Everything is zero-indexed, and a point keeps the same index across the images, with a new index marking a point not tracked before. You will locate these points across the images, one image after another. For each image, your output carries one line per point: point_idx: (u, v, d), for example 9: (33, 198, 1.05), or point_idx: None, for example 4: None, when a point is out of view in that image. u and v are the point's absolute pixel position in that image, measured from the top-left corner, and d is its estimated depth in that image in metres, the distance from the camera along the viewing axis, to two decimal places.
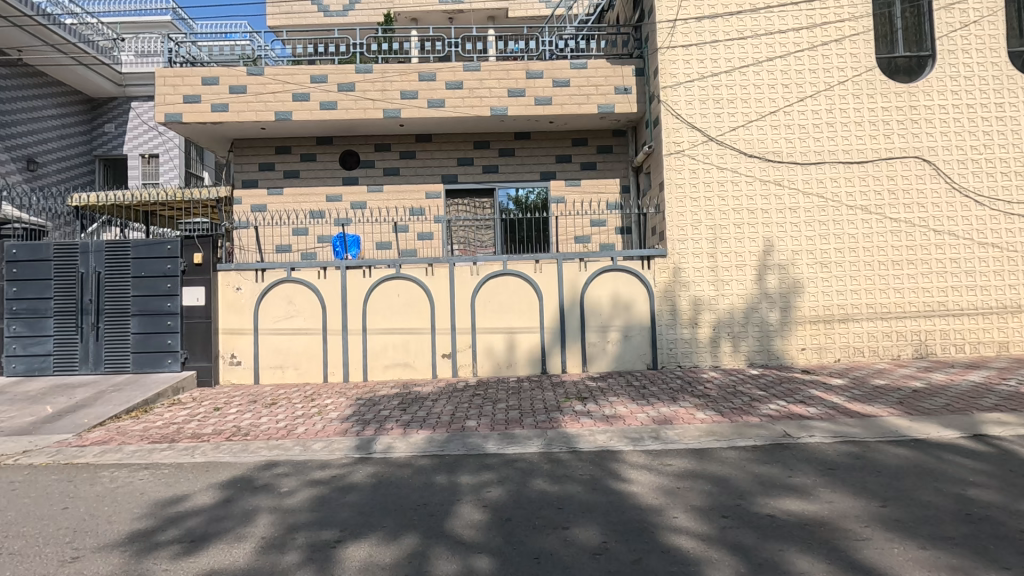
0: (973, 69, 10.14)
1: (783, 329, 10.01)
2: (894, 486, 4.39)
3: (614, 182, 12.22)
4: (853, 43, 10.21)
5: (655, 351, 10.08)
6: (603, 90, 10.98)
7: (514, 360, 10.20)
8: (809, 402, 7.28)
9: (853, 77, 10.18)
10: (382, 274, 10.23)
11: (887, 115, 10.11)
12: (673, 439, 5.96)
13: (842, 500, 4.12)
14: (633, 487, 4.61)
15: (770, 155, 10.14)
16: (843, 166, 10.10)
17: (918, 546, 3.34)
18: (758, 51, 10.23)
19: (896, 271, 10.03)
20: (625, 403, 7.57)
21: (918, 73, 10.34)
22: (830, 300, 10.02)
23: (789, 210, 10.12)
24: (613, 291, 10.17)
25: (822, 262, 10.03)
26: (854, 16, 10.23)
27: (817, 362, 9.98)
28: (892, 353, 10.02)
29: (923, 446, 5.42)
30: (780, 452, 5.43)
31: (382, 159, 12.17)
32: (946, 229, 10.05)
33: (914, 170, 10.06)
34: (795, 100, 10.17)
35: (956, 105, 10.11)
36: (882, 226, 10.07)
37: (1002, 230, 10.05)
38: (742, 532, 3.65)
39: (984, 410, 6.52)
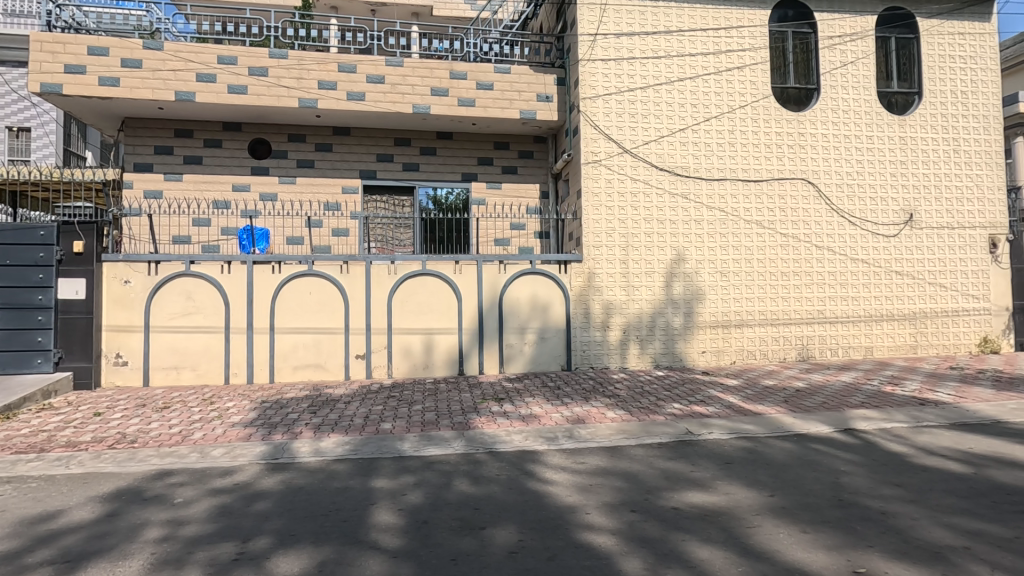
0: (850, 103, 11.41)
1: (686, 333, 10.69)
2: (781, 477, 4.84)
3: (534, 187, 12.46)
4: (753, 71, 11.15)
5: (569, 353, 10.40)
6: (526, 96, 11.18)
7: (431, 361, 10.09)
8: (708, 401, 7.83)
9: (752, 102, 11.10)
10: (292, 271, 9.74)
11: (779, 139, 11.12)
12: (586, 438, 6.18)
13: (737, 491, 4.48)
14: (550, 486, 4.73)
15: (679, 169, 10.80)
16: (741, 183, 10.98)
17: (800, 530, 3.70)
18: (670, 71, 10.88)
19: (784, 281, 11.05)
20: (540, 403, 7.74)
21: (805, 103, 11.46)
22: (728, 307, 10.85)
23: (695, 222, 10.84)
24: (531, 294, 10.37)
25: (722, 271, 10.85)
26: (753, 47, 11.18)
27: (715, 364, 10.77)
28: (780, 356, 11.02)
29: (804, 441, 6.02)
30: (684, 448, 5.80)
31: (296, 150, 11.60)
32: (826, 245, 11.22)
33: (801, 191, 11.14)
34: (702, 120, 10.93)
35: (836, 135, 11.33)
36: (774, 240, 11.06)
37: (870, 248, 11.38)
38: (649, 525, 3.87)
39: (853, 407, 7.35)
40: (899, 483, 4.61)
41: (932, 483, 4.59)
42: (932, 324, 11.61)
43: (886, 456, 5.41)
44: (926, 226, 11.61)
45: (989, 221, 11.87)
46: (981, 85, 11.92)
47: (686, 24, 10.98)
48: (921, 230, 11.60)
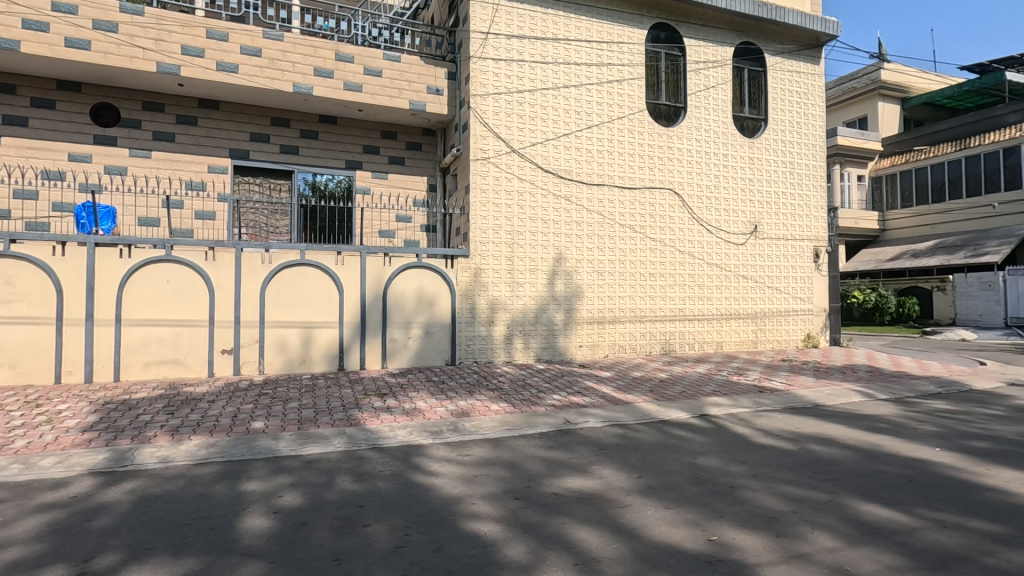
0: (710, 123, 12.72)
1: (565, 329, 11.22)
2: (647, 459, 5.31)
3: (421, 180, 12.29)
4: (630, 86, 11.97)
5: (454, 347, 10.43)
6: (415, 87, 10.98)
7: (308, 356, 9.55)
8: (584, 392, 8.31)
9: (630, 115, 11.93)
10: (145, 256, 8.68)
11: (652, 151, 12.08)
12: (470, 430, 6.27)
13: (611, 474, 4.84)
14: (436, 478, 4.74)
15: (562, 172, 11.29)
16: (618, 190, 11.76)
17: (665, 507, 4.10)
18: (556, 77, 11.32)
19: (652, 281, 12.04)
20: (424, 398, 7.69)
21: (674, 120, 12.55)
22: (603, 304, 11.58)
23: (575, 223, 11.40)
24: (417, 287, 10.24)
25: (599, 271, 11.55)
26: (631, 63, 12.01)
27: (590, 357, 11.43)
28: (646, 350, 11.99)
29: (667, 426, 6.64)
30: (563, 437, 6.11)
31: (152, 120, 10.34)
32: (688, 250, 12.41)
33: (669, 200, 12.22)
34: (584, 127, 11.53)
35: (699, 151, 12.57)
36: (644, 243, 12.00)
37: (724, 254, 12.80)
38: (532, 511, 4.03)
39: (707, 395, 8.25)
40: (743, 461, 5.27)
41: (768, 459, 5.32)
42: (769, 323, 13.36)
43: (733, 437, 6.16)
44: (767, 237, 13.32)
45: (814, 235, 13.92)
46: (812, 119, 13.92)
47: (572, 34, 11.50)
48: (764, 240, 13.28)
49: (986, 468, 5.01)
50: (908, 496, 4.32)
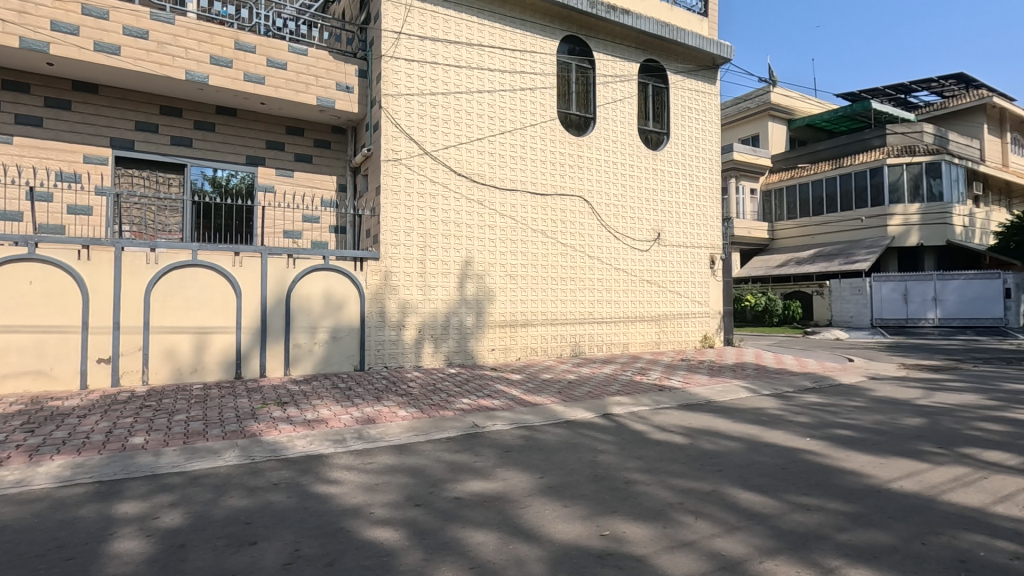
0: (618, 134, 13.31)
1: (477, 332, 11.27)
2: (550, 459, 5.44)
3: (330, 179, 11.85)
4: (542, 94, 12.27)
5: (363, 352, 10.14)
6: (323, 82, 10.58)
7: (201, 364, 8.89)
8: (494, 395, 8.39)
9: (542, 122, 12.22)
10: (2, 254, 7.70)
11: (563, 159, 12.45)
12: (376, 437, 6.12)
13: (514, 476, 4.91)
14: (335, 488, 4.57)
15: (475, 176, 11.35)
16: (530, 195, 11.99)
17: (563, 505, 4.21)
18: (470, 81, 11.36)
19: (563, 285, 12.38)
20: (328, 405, 7.42)
21: (584, 129, 13.00)
22: (515, 308, 11.75)
23: (488, 227, 11.49)
24: (324, 289, 9.86)
25: (511, 274, 11.71)
26: (543, 72, 12.32)
27: (503, 360, 11.56)
28: (557, 352, 12.31)
29: (572, 426, 6.85)
30: (470, 440, 6.12)
31: (16, 101, 9.21)
32: (597, 255, 12.90)
33: (579, 207, 12.64)
34: (497, 132, 11.66)
35: (607, 161, 13.12)
36: (555, 248, 12.32)
37: (630, 260, 13.44)
38: (433, 517, 4.00)
39: (611, 394, 8.61)
40: (639, 456, 5.55)
41: (662, 454, 5.63)
42: (670, 325, 14.18)
43: (632, 434, 6.47)
44: (669, 244, 14.14)
45: (710, 243, 14.96)
46: (709, 135, 14.98)
47: (486, 40, 11.61)
48: (666, 247, 14.09)
49: (845, 454, 5.63)
50: (780, 482, 4.75)
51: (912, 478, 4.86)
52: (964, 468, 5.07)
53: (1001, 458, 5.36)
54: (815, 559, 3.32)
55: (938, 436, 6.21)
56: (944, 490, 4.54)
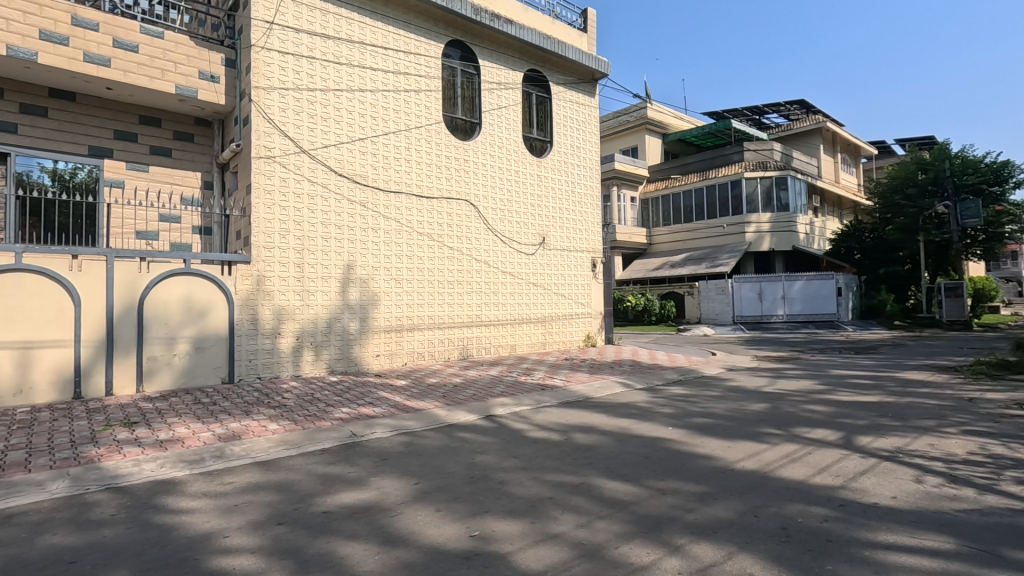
0: (502, 140, 13.58)
1: (361, 338, 10.90)
2: (427, 464, 5.40)
3: (193, 175, 10.86)
4: (427, 97, 12.18)
5: (232, 363, 9.39)
6: (183, 70, 9.68)
7: (29, 384, 7.71)
8: (375, 403, 8.16)
9: (426, 125, 12.13)
10: None
11: (448, 163, 12.46)
12: (239, 455, 5.70)
13: (388, 484, 4.80)
14: (186, 514, 4.18)
15: (357, 177, 10.99)
16: (416, 199, 11.86)
17: (436, 509, 4.20)
18: (350, 79, 10.99)
19: (450, 289, 12.38)
20: (187, 423, 6.77)
21: (470, 134, 13.10)
22: (401, 312, 11.53)
23: (371, 230, 11.18)
24: (185, 295, 9.03)
25: (397, 278, 11.49)
26: (428, 75, 12.24)
27: (388, 366, 11.29)
28: (445, 356, 12.25)
29: (453, 429, 6.87)
30: (345, 451, 5.89)
31: None
32: (484, 259, 13.06)
33: (465, 211, 12.72)
34: (381, 133, 11.39)
35: (493, 166, 13.34)
36: (441, 252, 12.29)
37: (516, 263, 13.78)
38: (294, 535, 3.79)
39: (495, 396, 8.75)
40: (516, 455, 5.68)
41: (539, 451, 5.81)
42: (555, 326, 14.73)
43: (511, 434, 6.61)
44: (553, 248, 14.69)
45: (591, 248, 15.78)
46: (589, 145, 15.80)
47: (367, 38, 11.32)
48: (550, 251, 14.63)
49: (700, 440, 6.20)
50: (642, 470, 5.10)
51: (753, 458, 5.45)
52: (794, 446, 5.80)
53: (823, 435, 6.20)
54: (665, 540, 3.60)
55: (777, 419, 7.05)
56: (777, 466, 5.15)
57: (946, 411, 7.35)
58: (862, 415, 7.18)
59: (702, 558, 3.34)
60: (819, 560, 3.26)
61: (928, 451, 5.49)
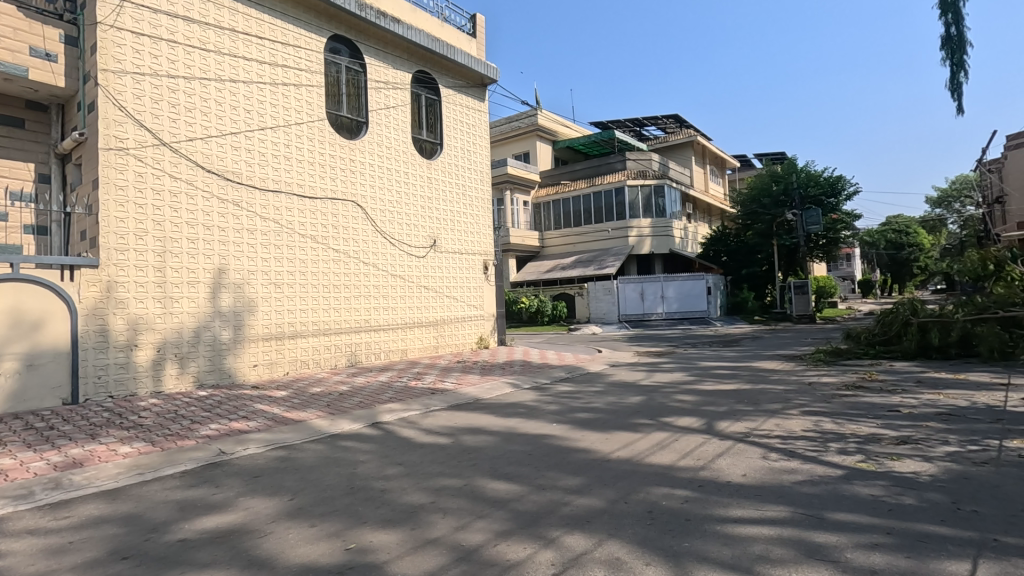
0: (390, 140, 13.29)
1: (234, 347, 10.08)
2: (303, 478, 5.13)
3: (24, 166, 9.43)
4: (308, 92, 11.59)
5: (76, 381, 8.22)
6: (9, 44, 8.33)
7: None
8: (250, 416, 7.61)
9: (308, 122, 11.52)
10: None
11: (333, 161, 11.95)
12: (79, 485, 5.03)
13: (257, 503, 4.49)
14: (3, 560, 3.60)
15: (229, 174, 10.17)
16: (296, 198, 11.22)
17: (310, 525, 4.00)
18: (219, 68, 10.14)
19: (335, 293, 11.87)
20: (14, 453, 5.84)
21: (356, 133, 12.66)
22: (281, 318, 10.85)
23: (246, 231, 10.40)
24: (12, 306, 7.78)
25: (276, 282, 10.80)
26: (309, 69, 11.64)
27: (267, 377, 10.56)
28: (331, 363, 11.72)
29: (335, 440, 6.59)
30: (210, 472, 5.41)
31: None
32: (371, 262, 12.67)
33: (351, 212, 12.26)
34: (256, 128, 10.63)
35: (380, 166, 13.00)
36: (326, 254, 11.75)
37: (407, 266, 13.55)
38: (141, 570, 3.41)
39: (382, 403, 8.53)
40: (400, 462, 5.56)
41: (424, 457, 5.74)
42: (447, 329, 14.69)
43: (397, 441, 6.48)
44: (444, 251, 14.65)
45: (483, 250, 15.95)
46: (479, 149, 15.96)
47: (239, 25, 10.53)
48: (441, 254, 14.56)
49: (581, 434, 6.49)
50: (525, 468, 5.24)
51: (627, 448, 5.81)
52: (663, 434, 6.27)
53: (688, 423, 6.77)
54: (540, 533, 3.72)
55: (650, 410, 7.58)
56: (647, 454, 5.54)
57: (790, 395, 8.35)
58: (723, 402, 7.93)
59: (574, 547, 3.50)
60: (676, 539, 3.55)
61: (773, 431, 6.20)
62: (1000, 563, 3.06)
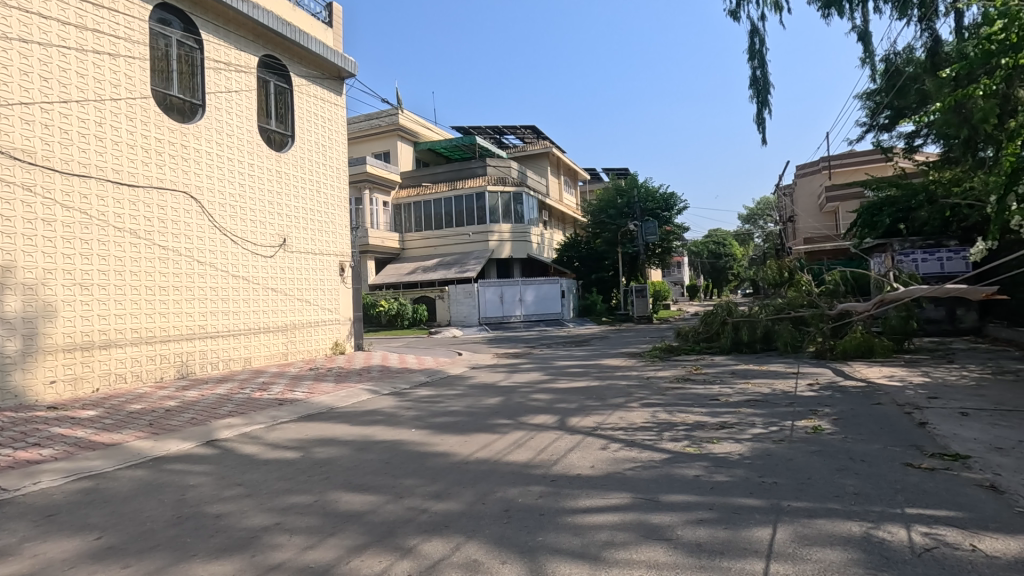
0: (231, 128, 12.06)
1: (24, 361, 8.34)
2: (116, 512, 4.40)
3: None
4: (128, 64, 10.04)
5: None
6: None
7: None
8: (45, 443, 6.36)
9: (127, 98, 9.99)
10: None
11: (160, 146, 10.51)
12: None
13: (51, 548, 3.74)
14: None
15: (18, 153, 8.41)
16: (111, 185, 9.65)
17: (124, 566, 3.43)
18: (6, 23, 8.33)
19: (162, 296, 10.44)
20: None
21: (189, 116, 11.27)
22: (89, 326, 9.24)
23: (40, 221, 8.67)
24: None
25: (82, 283, 9.18)
26: (129, 39, 10.09)
27: (71, 395, 8.91)
28: (156, 375, 10.28)
29: (159, 463, 5.76)
30: None
31: None
32: (208, 261, 11.38)
33: (182, 205, 10.88)
34: (57, 100, 8.93)
35: (218, 155, 11.72)
36: (150, 252, 10.28)
37: (251, 266, 12.40)
38: None
39: (220, 418, 7.66)
40: (240, 482, 5.04)
41: (269, 474, 5.27)
42: (297, 334, 13.71)
43: (237, 458, 5.86)
44: (294, 250, 13.67)
45: (339, 250, 15.23)
46: (335, 144, 15.17)
47: None
48: (291, 253, 13.56)
49: (440, 438, 6.45)
50: (381, 477, 5.05)
51: (486, 449, 5.88)
52: (520, 433, 6.48)
53: (543, 420, 7.08)
54: (397, 544, 3.60)
55: (508, 410, 7.79)
56: (505, 454, 5.67)
57: (631, 389, 9.14)
58: (575, 399, 8.41)
59: (431, 554, 3.44)
60: (531, 534, 3.66)
61: (617, 424, 6.73)
62: (793, 525, 3.63)
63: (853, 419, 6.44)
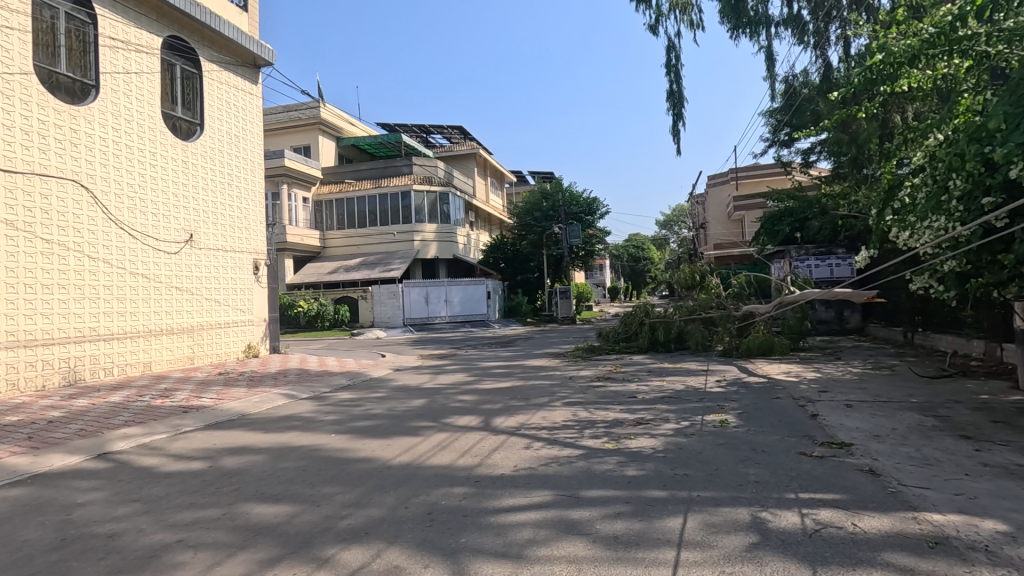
0: (130, 112, 11.08)
1: None
2: None
3: None
4: (4, 35, 8.94)
5: None
6: None
7: None
8: None
9: (4, 74, 8.91)
10: None
11: (44, 129, 9.47)
12: None
13: None
14: None
15: None
16: None
17: None
18: None
19: (44, 294, 9.39)
20: None
21: (80, 98, 10.24)
22: None
23: None
24: None
25: None
26: (7, 7, 8.97)
27: None
28: (37, 384, 9.22)
29: (40, 480, 5.19)
30: None
31: None
32: (100, 256, 10.38)
33: (70, 194, 9.86)
34: None
35: (114, 142, 10.73)
36: (31, 245, 9.22)
37: (152, 263, 11.45)
38: None
39: (114, 428, 7.02)
40: (137, 498, 4.64)
41: (171, 487, 4.89)
42: (205, 337, 12.81)
43: (133, 472, 5.39)
44: (202, 247, 12.78)
45: (252, 248, 14.43)
46: (248, 136, 14.35)
47: None
48: (198, 250, 12.67)
49: (361, 442, 6.28)
50: (297, 486, 4.83)
51: (408, 452, 5.79)
52: (444, 434, 6.44)
53: (467, 421, 7.08)
54: (314, 555, 3.46)
55: (432, 412, 7.72)
56: (428, 456, 5.61)
57: (554, 388, 9.35)
58: (499, 399, 8.48)
59: (350, 563, 3.33)
60: (454, 536, 3.65)
61: (540, 423, 6.85)
62: (702, 513, 3.86)
63: (755, 413, 6.95)
